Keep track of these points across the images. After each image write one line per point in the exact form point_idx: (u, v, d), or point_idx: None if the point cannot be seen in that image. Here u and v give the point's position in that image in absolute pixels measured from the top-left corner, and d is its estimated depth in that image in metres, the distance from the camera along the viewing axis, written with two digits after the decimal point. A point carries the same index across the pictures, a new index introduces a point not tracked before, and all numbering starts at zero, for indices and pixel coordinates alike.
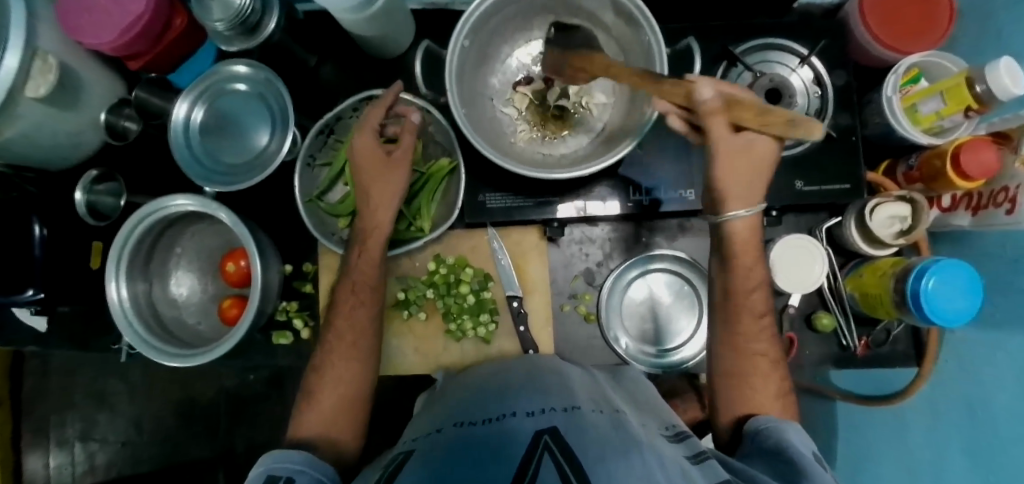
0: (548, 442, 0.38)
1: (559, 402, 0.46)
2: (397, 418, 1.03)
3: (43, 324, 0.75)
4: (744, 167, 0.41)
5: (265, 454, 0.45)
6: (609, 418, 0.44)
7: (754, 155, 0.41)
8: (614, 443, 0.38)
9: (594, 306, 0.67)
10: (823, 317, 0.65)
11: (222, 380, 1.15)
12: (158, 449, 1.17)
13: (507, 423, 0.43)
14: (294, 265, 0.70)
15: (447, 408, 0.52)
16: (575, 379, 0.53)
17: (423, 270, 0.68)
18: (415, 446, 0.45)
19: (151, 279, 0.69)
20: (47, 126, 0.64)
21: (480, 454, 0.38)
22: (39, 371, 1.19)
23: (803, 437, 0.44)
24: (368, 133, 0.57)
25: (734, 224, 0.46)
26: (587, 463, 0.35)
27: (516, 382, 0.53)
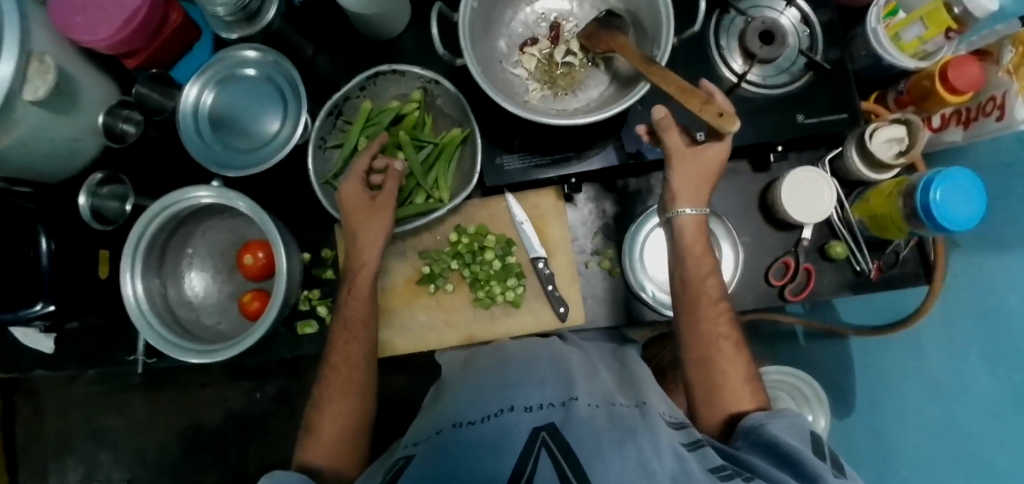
0: (546, 438, 0.39)
1: (556, 396, 0.47)
2: (417, 412, 1.02)
3: (49, 347, 0.73)
4: (692, 170, 0.54)
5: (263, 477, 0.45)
6: (603, 413, 0.44)
7: (701, 162, 0.54)
8: (612, 436, 0.40)
9: (616, 260, 0.66)
10: (837, 246, 0.66)
11: (228, 399, 1.11)
12: (165, 480, 1.12)
13: (506, 419, 0.43)
14: (313, 252, 0.68)
15: (443, 404, 0.52)
16: (576, 368, 0.54)
17: (445, 243, 0.66)
18: (416, 449, 0.45)
19: (166, 279, 0.67)
20: (44, 134, 0.62)
21: (480, 454, 0.39)
22: (32, 414, 1.12)
23: (793, 429, 0.45)
24: (354, 181, 0.59)
25: (683, 219, 0.55)
26: (585, 458, 0.36)
27: (517, 367, 0.54)
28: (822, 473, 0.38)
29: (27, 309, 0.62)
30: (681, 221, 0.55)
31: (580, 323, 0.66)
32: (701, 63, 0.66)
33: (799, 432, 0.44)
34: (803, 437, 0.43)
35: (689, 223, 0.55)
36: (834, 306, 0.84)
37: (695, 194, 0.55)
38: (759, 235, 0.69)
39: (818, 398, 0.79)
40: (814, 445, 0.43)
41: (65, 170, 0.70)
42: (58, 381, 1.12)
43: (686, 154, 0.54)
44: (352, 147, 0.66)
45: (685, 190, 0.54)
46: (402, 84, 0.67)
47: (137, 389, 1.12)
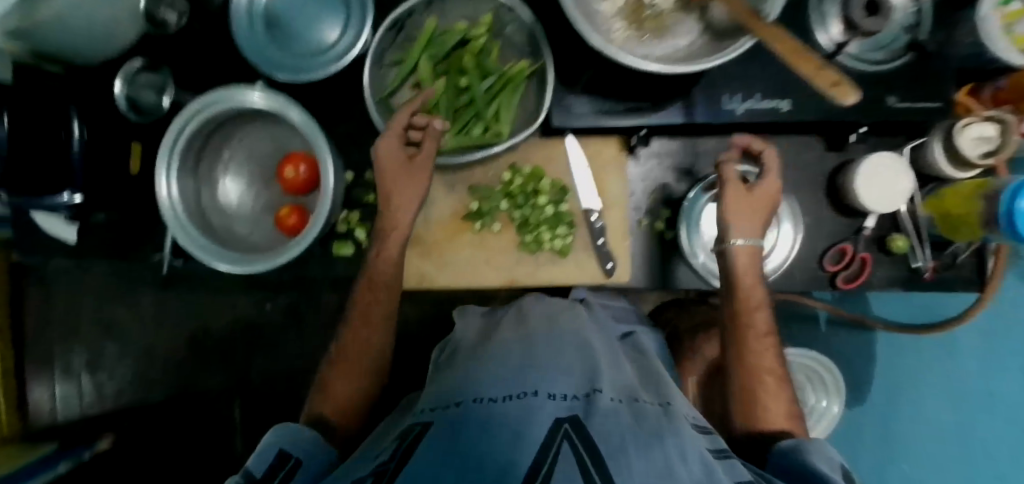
0: (568, 430, 0.37)
1: (579, 387, 0.44)
2: (426, 347, 1.02)
3: (71, 236, 0.69)
4: (747, 205, 0.53)
5: (273, 427, 0.47)
6: (627, 409, 0.42)
7: (756, 200, 0.53)
8: (637, 435, 0.37)
9: (671, 221, 0.64)
10: (899, 241, 0.64)
11: (238, 311, 1.11)
12: (170, 379, 1.13)
13: (529, 403, 0.40)
14: (356, 172, 0.65)
15: (459, 377, 0.50)
16: (601, 358, 0.51)
17: (497, 181, 0.64)
18: (434, 417, 0.43)
19: (201, 182, 0.64)
20: (83, 11, 0.56)
21: (497, 437, 0.36)
22: (42, 299, 1.12)
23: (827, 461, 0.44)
24: (393, 137, 0.54)
25: (738, 251, 0.52)
26: (608, 457, 0.34)
27: (541, 348, 0.51)
28: None
29: (55, 196, 0.62)
30: (735, 253, 0.53)
31: (626, 282, 0.64)
32: (793, 29, 0.62)
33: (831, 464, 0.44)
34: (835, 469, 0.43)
35: (743, 257, 0.53)
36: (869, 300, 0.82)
37: (753, 225, 0.53)
38: (819, 216, 0.66)
39: (836, 385, 0.79)
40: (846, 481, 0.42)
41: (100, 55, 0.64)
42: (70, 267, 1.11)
43: (744, 191, 0.53)
44: (409, 67, 0.60)
45: (745, 221, 0.52)
46: (472, 6, 0.63)
47: (148, 288, 1.12)
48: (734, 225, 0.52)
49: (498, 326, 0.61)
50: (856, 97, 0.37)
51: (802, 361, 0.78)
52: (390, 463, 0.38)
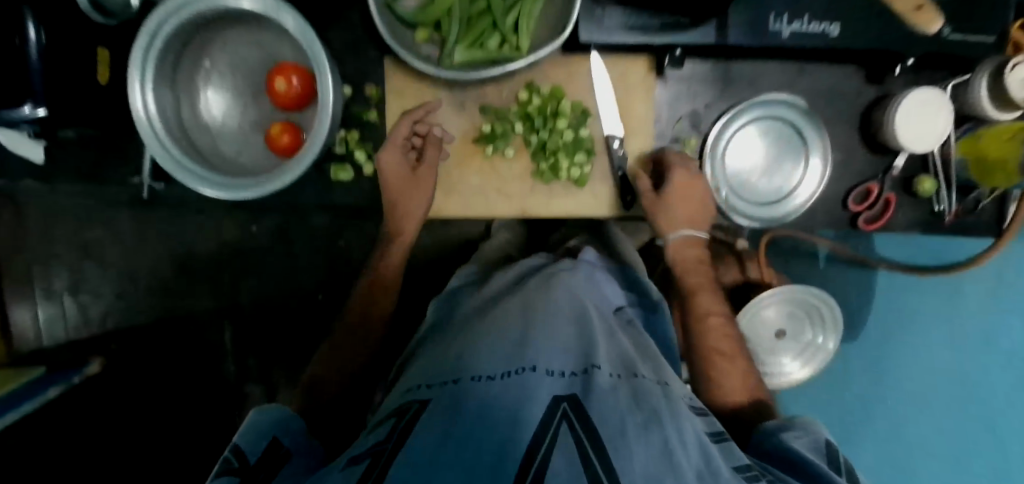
0: (567, 410, 0.35)
1: (577, 363, 0.42)
2: (418, 275, 1.02)
3: (39, 156, 0.63)
4: (687, 199, 0.56)
5: (253, 410, 0.46)
6: (626, 387, 0.40)
7: (693, 192, 0.57)
8: (635, 414, 0.36)
9: (697, 151, 0.60)
10: (927, 183, 0.60)
11: (225, 235, 1.09)
12: (157, 301, 1.11)
13: (527, 378, 0.38)
14: (355, 87, 0.59)
15: (453, 350, 0.47)
16: (600, 332, 0.49)
17: (512, 102, 0.58)
18: (430, 394, 0.40)
19: (179, 94, 0.56)
20: None
21: (493, 415, 0.34)
22: (12, 219, 1.05)
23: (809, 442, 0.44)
24: (393, 148, 0.55)
25: (674, 244, 0.58)
26: (609, 442, 0.32)
27: (538, 317, 0.48)
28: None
29: (14, 111, 0.50)
30: (671, 246, 0.58)
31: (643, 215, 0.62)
32: None
33: (815, 448, 0.43)
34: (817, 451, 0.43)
35: (678, 247, 0.59)
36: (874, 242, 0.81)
37: (690, 220, 0.57)
38: (847, 152, 0.63)
39: (833, 320, 0.79)
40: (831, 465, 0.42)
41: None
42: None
43: (682, 188, 0.56)
44: None
45: (682, 218, 0.57)
46: None
47: (126, 209, 1.06)
48: (672, 222, 0.57)
49: (496, 301, 0.58)
50: (936, 26, 0.53)
51: (802, 299, 0.77)
52: (388, 441, 0.35)
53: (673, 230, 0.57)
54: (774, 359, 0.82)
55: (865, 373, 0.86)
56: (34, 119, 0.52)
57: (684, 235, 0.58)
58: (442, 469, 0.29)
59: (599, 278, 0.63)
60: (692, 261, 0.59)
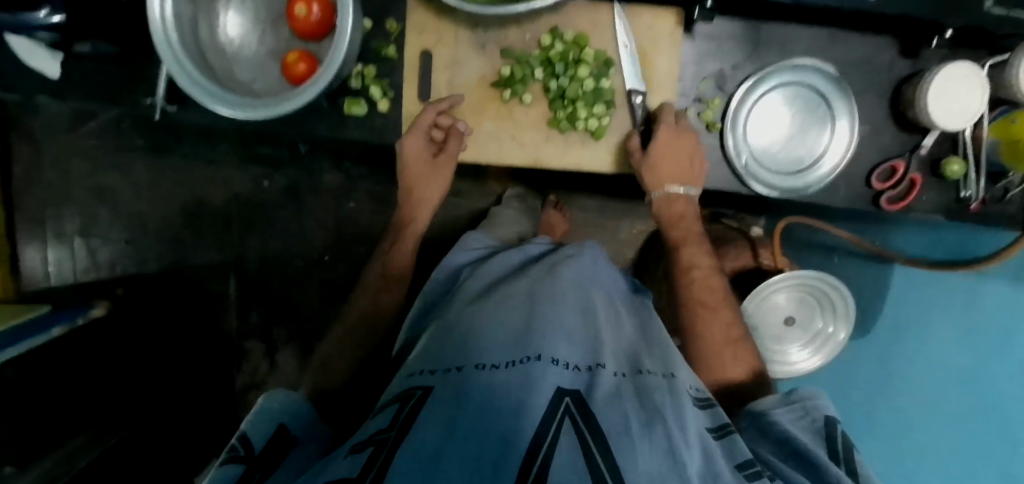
0: (571, 405, 0.34)
1: (582, 357, 0.41)
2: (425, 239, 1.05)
3: (55, 72, 0.62)
4: (677, 155, 0.56)
5: (263, 396, 0.45)
6: (630, 385, 0.39)
7: (685, 150, 0.56)
8: (639, 412, 0.36)
9: (719, 114, 0.59)
10: (954, 166, 0.58)
11: (237, 188, 1.12)
12: (166, 249, 1.13)
13: (532, 368, 0.37)
14: (375, 21, 0.57)
15: (454, 330, 0.46)
16: (604, 324, 0.48)
17: (533, 47, 0.57)
18: (431, 379, 0.39)
19: (197, 11, 0.55)
20: None
21: (497, 405, 0.33)
22: (29, 158, 1.08)
23: (798, 420, 0.45)
24: (417, 137, 0.57)
25: (658, 197, 0.60)
26: (613, 439, 0.32)
27: (543, 301, 0.47)
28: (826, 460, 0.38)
29: (31, 14, 0.50)
30: (655, 198, 0.60)
31: None
32: None
33: (811, 427, 0.44)
34: (805, 428, 0.44)
35: (661, 200, 0.61)
36: (892, 232, 0.81)
37: (678, 177, 0.57)
38: (875, 127, 0.61)
39: (844, 309, 0.77)
40: (826, 443, 0.42)
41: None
42: (61, 125, 1.07)
43: (671, 144, 0.55)
44: None
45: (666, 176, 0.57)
46: None
47: (142, 153, 1.10)
48: (660, 180, 0.57)
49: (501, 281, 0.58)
50: None
51: (813, 285, 0.75)
52: (390, 430, 0.33)
53: (659, 188, 0.59)
54: (783, 348, 0.79)
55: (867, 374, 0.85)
56: (51, 25, 0.51)
57: (670, 192, 0.59)
58: (445, 457, 0.28)
59: (602, 262, 0.62)
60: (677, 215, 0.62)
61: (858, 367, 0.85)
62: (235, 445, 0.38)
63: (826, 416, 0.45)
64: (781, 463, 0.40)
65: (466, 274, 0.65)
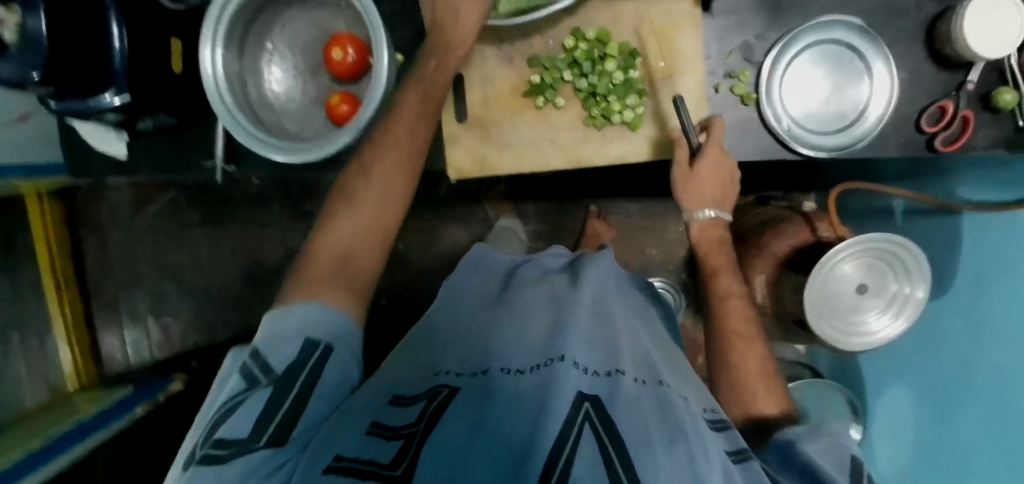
0: (590, 410, 0.33)
1: (604, 363, 0.41)
2: None
3: (121, 152, 0.68)
4: (712, 184, 0.57)
5: (266, 315, 0.42)
6: (652, 392, 0.39)
7: (721, 178, 0.57)
8: (661, 424, 0.34)
9: (752, 85, 0.59)
10: (1006, 94, 0.55)
11: (288, 245, 1.16)
12: (232, 314, 1.18)
13: (554, 370, 0.37)
14: (406, 55, 0.62)
15: (482, 342, 0.48)
16: (624, 334, 0.49)
17: (558, 51, 0.59)
18: (460, 383, 0.41)
19: (244, 71, 0.60)
20: None
21: (522, 407, 0.34)
22: (100, 250, 1.20)
23: (831, 453, 0.40)
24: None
25: (698, 222, 0.62)
26: (632, 451, 0.31)
27: (567, 312, 0.48)
28: None
29: (97, 98, 0.56)
30: (695, 223, 0.62)
31: None
32: None
33: (837, 462, 0.39)
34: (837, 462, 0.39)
35: (699, 228, 0.62)
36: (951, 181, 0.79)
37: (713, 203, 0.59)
38: (914, 73, 0.60)
39: (918, 267, 0.71)
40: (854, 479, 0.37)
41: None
42: (125, 214, 1.18)
43: (711, 175, 0.56)
44: None
45: (700, 198, 0.59)
46: None
47: (200, 226, 1.17)
48: (700, 201, 0.59)
49: (520, 287, 0.59)
50: None
51: (881, 248, 0.72)
52: (419, 424, 0.36)
53: (694, 210, 0.60)
54: (857, 317, 0.76)
55: (945, 368, 0.75)
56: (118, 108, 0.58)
57: (706, 216, 0.61)
58: (469, 464, 0.29)
59: (622, 287, 0.63)
60: (715, 243, 0.62)
61: (938, 361, 0.76)
62: (256, 371, 0.38)
63: (853, 454, 0.40)
64: None
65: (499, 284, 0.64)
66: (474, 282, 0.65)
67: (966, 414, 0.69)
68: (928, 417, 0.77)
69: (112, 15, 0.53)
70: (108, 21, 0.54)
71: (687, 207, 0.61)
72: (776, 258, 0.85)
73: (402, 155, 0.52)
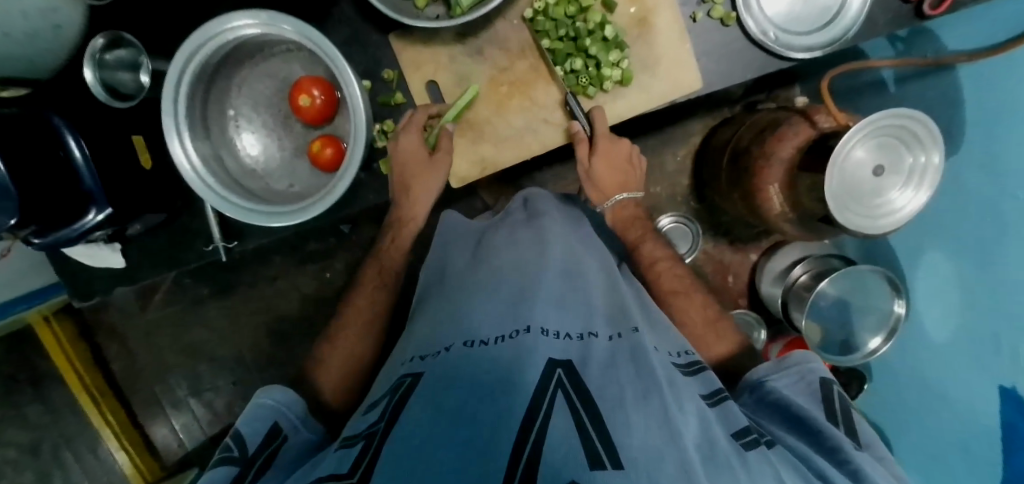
0: (562, 376, 0.36)
1: (577, 326, 0.45)
2: None
3: (119, 260, 0.66)
4: (613, 163, 0.62)
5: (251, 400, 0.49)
6: (625, 346, 0.43)
7: (617, 155, 0.62)
8: (636, 384, 0.37)
9: (729, 4, 0.57)
10: None
11: (304, 290, 1.14)
12: (271, 373, 1.17)
13: (522, 340, 0.40)
14: (372, 79, 0.59)
15: (448, 313, 0.49)
16: (596, 290, 0.53)
17: (525, 26, 0.58)
18: (423, 366, 0.41)
19: (217, 145, 0.58)
20: (15, 6, 0.45)
21: (486, 384, 0.34)
22: (122, 351, 1.16)
23: (797, 385, 0.51)
24: (412, 132, 0.57)
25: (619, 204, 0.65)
26: (603, 410, 0.33)
27: (532, 278, 0.50)
28: (839, 442, 0.42)
29: (81, 220, 0.53)
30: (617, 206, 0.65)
31: (695, 87, 0.59)
32: None
33: (807, 393, 0.50)
34: (805, 395, 0.50)
35: (615, 210, 0.66)
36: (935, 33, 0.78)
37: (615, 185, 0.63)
38: None
39: (929, 134, 0.70)
40: (824, 407, 0.48)
41: (55, 61, 0.56)
42: (134, 308, 1.14)
43: (609, 159, 0.61)
44: None
45: (603, 182, 0.63)
46: None
47: (210, 300, 1.14)
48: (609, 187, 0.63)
49: (486, 252, 0.58)
50: None
51: (886, 126, 0.69)
52: (379, 423, 0.35)
53: (606, 197, 0.64)
54: (881, 198, 0.73)
55: (978, 224, 0.75)
56: (103, 224, 0.55)
57: (618, 199, 0.65)
58: (433, 446, 0.28)
59: (585, 236, 0.64)
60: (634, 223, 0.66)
61: (970, 220, 0.76)
62: (232, 445, 0.43)
63: (820, 379, 0.51)
64: (785, 433, 0.44)
65: (474, 251, 0.62)
66: (442, 255, 0.65)
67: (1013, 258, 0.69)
68: (966, 274, 0.77)
69: (67, 133, 0.50)
70: (65, 140, 0.50)
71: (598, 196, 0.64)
72: (786, 163, 0.78)
73: (378, 287, 0.66)
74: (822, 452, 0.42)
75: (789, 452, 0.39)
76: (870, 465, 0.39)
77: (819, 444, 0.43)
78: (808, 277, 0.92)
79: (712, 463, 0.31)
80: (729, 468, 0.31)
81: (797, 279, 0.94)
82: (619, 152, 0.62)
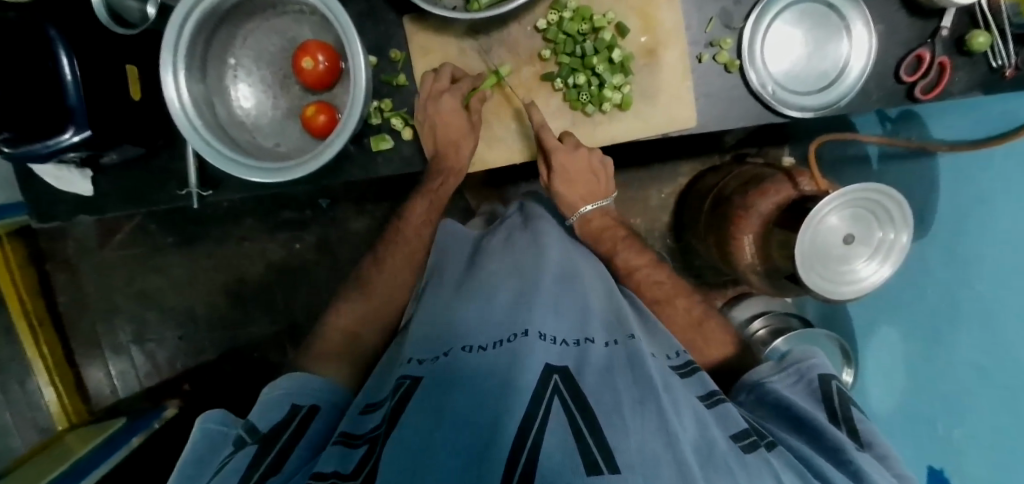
0: (559, 382, 0.36)
1: (574, 332, 0.45)
2: None
3: (88, 189, 0.64)
4: (579, 175, 0.62)
5: (272, 384, 0.48)
6: (622, 351, 0.43)
7: (584, 168, 0.62)
8: (634, 391, 0.37)
9: (735, 51, 0.60)
10: (981, 37, 0.58)
11: (270, 256, 1.12)
12: (220, 333, 1.14)
13: (520, 343, 0.41)
14: (379, 56, 0.60)
15: (442, 318, 0.50)
16: (594, 295, 0.54)
17: (538, 34, 0.60)
18: (422, 370, 0.41)
19: (210, 91, 0.57)
20: None
21: (484, 390, 0.35)
22: (71, 285, 1.12)
23: (801, 386, 0.49)
24: (455, 94, 0.58)
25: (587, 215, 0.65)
26: (601, 419, 0.33)
27: (532, 282, 0.51)
28: (843, 443, 0.41)
29: (57, 137, 0.51)
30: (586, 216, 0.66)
31: (690, 125, 0.61)
32: None
33: (809, 391, 0.49)
34: (805, 393, 0.49)
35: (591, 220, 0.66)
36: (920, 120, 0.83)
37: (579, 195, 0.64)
38: (890, 23, 0.61)
39: (903, 217, 0.73)
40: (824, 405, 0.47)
41: None
42: (93, 244, 1.11)
43: (572, 171, 0.61)
44: None
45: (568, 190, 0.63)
46: None
47: (173, 249, 1.12)
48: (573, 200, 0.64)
49: (483, 260, 0.59)
50: None
51: (864, 198, 0.72)
52: (383, 425, 0.37)
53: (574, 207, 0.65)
54: (847, 266, 0.74)
55: (934, 309, 0.77)
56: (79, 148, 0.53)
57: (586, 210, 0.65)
58: (435, 451, 0.29)
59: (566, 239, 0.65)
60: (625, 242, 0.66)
61: (924, 301, 0.79)
62: (246, 433, 0.42)
63: (820, 372, 0.50)
64: (785, 435, 0.44)
65: (478, 252, 0.63)
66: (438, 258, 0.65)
67: (961, 346, 0.73)
68: (914, 352, 0.80)
69: (61, 49, 0.49)
70: (57, 53, 0.49)
71: (565, 208, 0.66)
72: (763, 217, 0.80)
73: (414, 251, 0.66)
74: (825, 453, 0.42)
75: (790, 455, 0.40)
76: (870, 464, 0.39)
77: (820, 445, 0.43)
78: (766, 332, 0.92)
79: (711, 464, 0.32)
80: (729, 469, 0.32)
81: (756, 332, 0.93)
82: (585, 166, 0.62)
